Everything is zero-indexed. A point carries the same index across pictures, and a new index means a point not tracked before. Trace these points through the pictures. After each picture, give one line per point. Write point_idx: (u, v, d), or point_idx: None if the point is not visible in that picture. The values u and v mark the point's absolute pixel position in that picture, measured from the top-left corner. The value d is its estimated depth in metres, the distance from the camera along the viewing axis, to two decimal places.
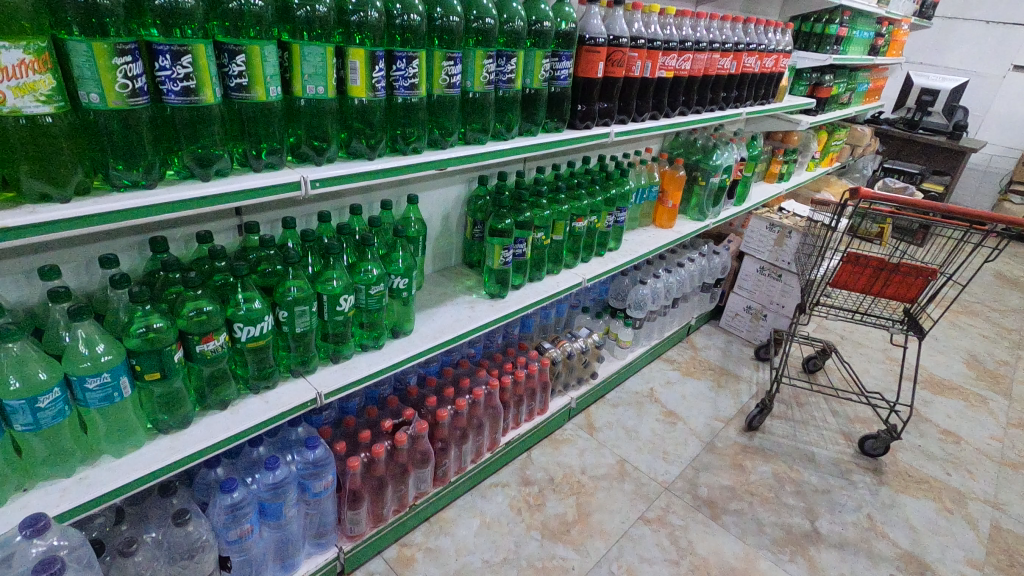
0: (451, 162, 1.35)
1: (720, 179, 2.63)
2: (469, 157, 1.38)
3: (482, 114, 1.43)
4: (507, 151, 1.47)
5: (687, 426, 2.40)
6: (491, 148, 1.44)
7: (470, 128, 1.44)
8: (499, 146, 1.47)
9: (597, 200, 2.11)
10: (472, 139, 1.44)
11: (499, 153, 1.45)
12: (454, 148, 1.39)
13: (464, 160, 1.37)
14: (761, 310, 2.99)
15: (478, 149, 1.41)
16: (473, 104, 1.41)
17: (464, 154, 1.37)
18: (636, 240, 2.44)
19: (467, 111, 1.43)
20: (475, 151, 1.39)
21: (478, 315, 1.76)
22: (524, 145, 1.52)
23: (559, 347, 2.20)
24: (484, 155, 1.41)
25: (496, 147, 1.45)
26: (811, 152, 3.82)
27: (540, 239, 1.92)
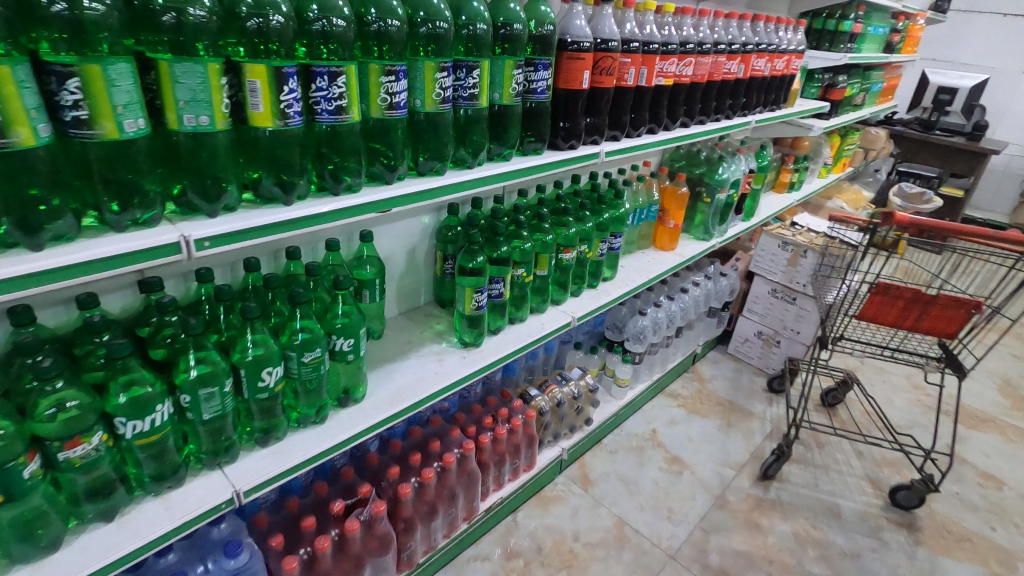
0: (396, 202, 1.09)
1: (726, 195, 2.37)
2: (420, 193, 1.12)
3: (439, 137, 1.16)
4: (469, 183, 1.20)
5: (695, 476, 2.14)
6: (450, 181, 1.17)
7: (422, 157, 1.17)
8: (459, 176, 1.20)
9: (587, 227, 1.83)
10: (427, 169, 1.17)
11: (458, 187, 1.19)
12: (403, 182, 1.12)
13: (414, 197, 1.11)
14: (773, 336, 2.73)
15: (432, 183, 1.15)
16: (426, 126, 1.14)
17: (413, 190, 1.11)
18: (634, 267, 2.18)
19: (419, 135, 1.16)
20: (428, 186, 1.13)
21: (447, 371, 1.49)
22: (493, 174, 1.25)
23: (547, 394, 1.92)
24: (439, 190, 1.16)
25: (457, 180, 1.18)
26: (823, 157, 3.54)
27: (521, 276, 1.65)
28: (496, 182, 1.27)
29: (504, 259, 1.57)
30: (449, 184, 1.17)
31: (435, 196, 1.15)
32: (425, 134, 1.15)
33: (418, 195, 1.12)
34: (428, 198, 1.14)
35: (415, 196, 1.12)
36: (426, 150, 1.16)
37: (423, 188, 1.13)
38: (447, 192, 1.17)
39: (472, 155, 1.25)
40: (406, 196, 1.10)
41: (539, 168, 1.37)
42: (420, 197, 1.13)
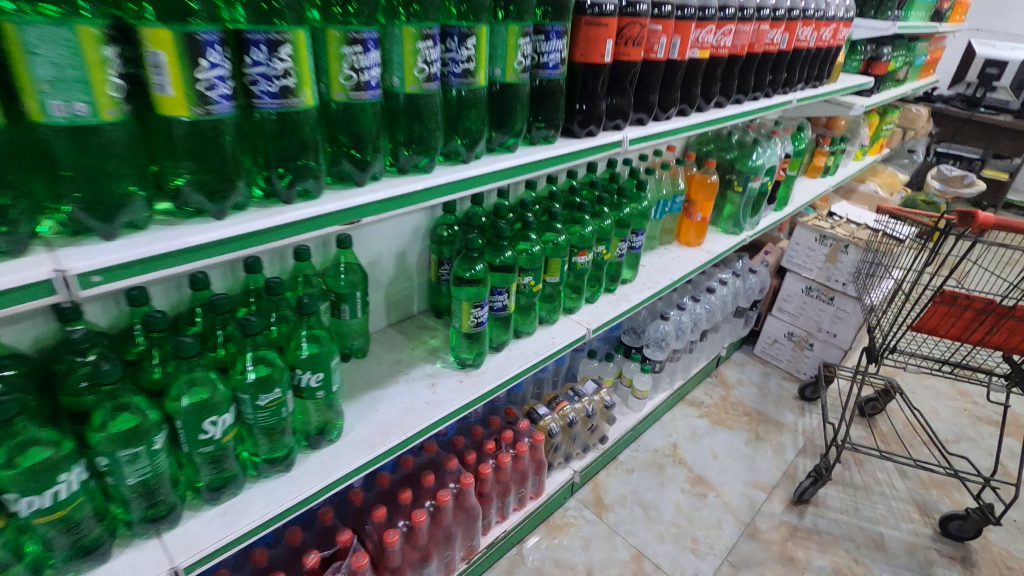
0: (366, 211, 0.86)
1: (761, 184, 2.10)
2: (398, 197, 0.89)
3: (423, 124, 0.91)
4: (461, 182, 0.97)
5: (720, 499, 1.93)
6: (437, 181, 0.94)
7: (403, 149, 0.93)
8: (449, 174, 0.97)
9: (606, 224, 1.58)
10: (408, 166, 0.94)
11: (448, 188, 0.96)
12: (377, 184, 0.89)
13: (390, 204, 0.89)
14: (806, 338, 2.49)
15: (414, 184, 0.91)
16: (407, 111, 0.90)
17: (388, 194, 0.88)
18: (656, 267, 1.95)
19: (399, 122, 0.91)
20: (410, 188, 0.90)
21: (441, 399, 1.27)
22: (492, 170, 1.02)
23: (557, 412, 1.71)
24: (423, 193, 0.93)
25: (447, 180, 0.95)
26: (861, 138, 3.24)
27: (529, 286, 1.41)
28: (498, 180, 1.04)
29: (509, 265, 1.33)
30: (435, 184, 0.94)
31: (419, 201, 0.92)
32: (407, 120, 0.90)
33: (395, 200, 0.89)
34: (408, 203, 0.91)
35: (390, 201, 0.89)
36: (408, 139, 0.92)
37: (402, 190, 0.90)
38: (434, 196, 0.94)
39: (467, 147, 1.01)
40: (380, 201, 0.87)
41: (549, 163, 1.13)
42: (399, 203, 0.90)
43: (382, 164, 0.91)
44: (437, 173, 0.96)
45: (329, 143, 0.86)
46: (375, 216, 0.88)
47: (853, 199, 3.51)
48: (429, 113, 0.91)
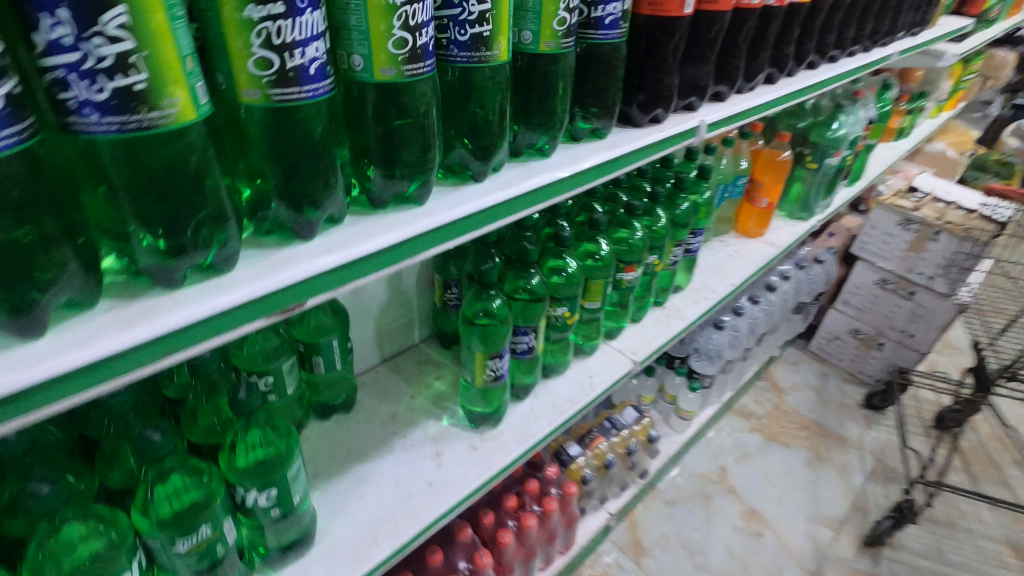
0: (314, 286, 0.52)
1: (841, 159, 1.71)
2: (366, 257, 0.55)
3: (405, 127, 0.56)
4: (467, 220, 0.63)
5: (778, 539, 1.65)
6: (430, 223, 0.59)
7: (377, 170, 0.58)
8: (450, 207, 0.62)
9: (660, 227, 1.22)
10: (389, 196, 0.60)
11: (447, 233, 0.61)
12: (335, 235, 0.55)
13: (352, 269, 0.54)
14: (874, 336, 2.15)
15: (391, 232, 0.57)
16: (378, 108, 0.55)
17: (348, 254, 0.53)
18: (712, 267, 1.60)
19: (368, 125, 0.56)
20: (385, 241, 0.56)
21: (450, 477, 0.96)
22: (517, 194, 0.67)
23: (591, 451, 1.42)
24: (407, 244, 0.58)
25: (446, 220, 0.60)
26: (940, 92, 2.77)
27: (562, 318, 1.07)
28: (523, 210, 0.69)
29: (538, 295, 1.00)
30: (426, 227, 0.59)
31: (401, 259, 0.58)
32: (381, 123, 0.55)
33: (362, 262, 0.55)
34: (383, 265, 0.57)
35: (352, 265, 0.54)
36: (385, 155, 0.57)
37: (371, 245, 0.55)
38: (425, 247, 0.60)
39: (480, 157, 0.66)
40: (336, 267, 0.53)
41: (598, 173, 0.77)
42: (369, 265, 0.56)
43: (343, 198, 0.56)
44: (431, 208, 0.61)
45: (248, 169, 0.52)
46: (329, 291, 0.54)
47: (920, 162, 3.07)
48: (413, 111, 0.55)
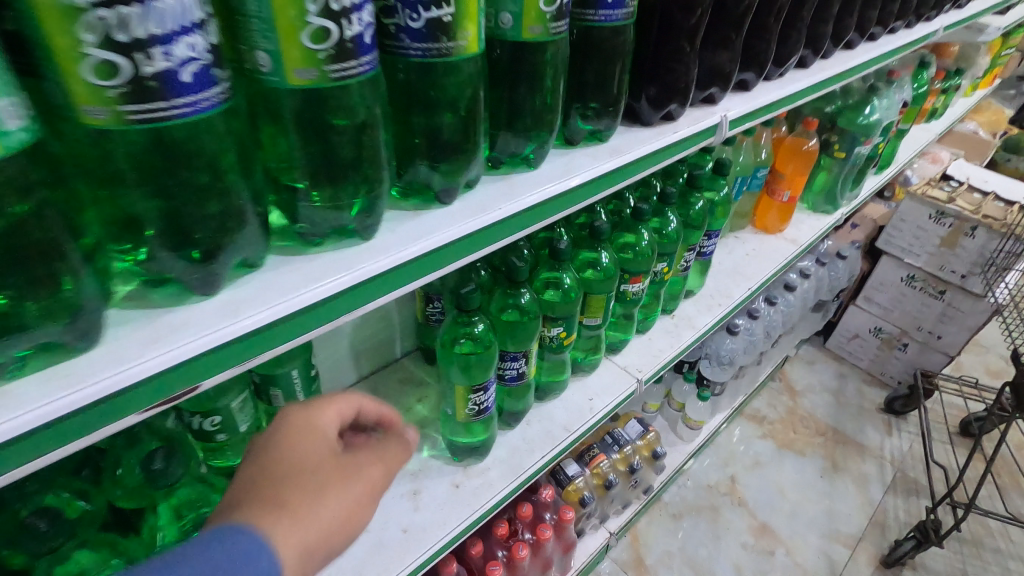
0: (212, 362, 0.40)
1: (872, 148, 1.55)
2: (285, 318, 0.43)
3: (338, 144, 0.43)
4: (424, 260, 0.51)
5: (791, 558, 1.55)
6: (373, 267, 0.47)
7: (303, 200, 0.45)
8: (402, 244, 0.49)
9: (671, 231, 1.08)
10: (322, 230, 0.47)
11: (398, 276, 0.50)
12: (244, 289, 0.43)
13: (264, 335, 0.42)
14: (898, 336, 2.01)
15: (320, 282, 0.45)
16: (298, 119, 0.41)
17: (256, 317, 0.41)
18: (728, 267, 1.46)
19: (287, 142, 0.42)
20: (311, 296, 0.44)
21: (428, 522, 0.86)
22: (493, 220, 0.55)
23: (591, 471, 1.31)
24: (343, 296, 0.46)
25: (396, 263, 0.48)
26: (978, 69, 2.56)
27: (557, 339, 0.94)
28: (497, 241, 0.58)
29: (529, 316, 0.87)
30: (368, 273, 0.47)
31: (335, 315, 0.46)
32: (303, 140, 0.42)
33: (279, 324, 0.43)
34: (311, 324, 0.45)
35: (266, 330, 0.42)
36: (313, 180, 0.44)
37: (290, 302, 0.43)
38: (369, 296, 0.48)
39: (442, 173, 0.53)
40: (241, 335, 0.41)
41: (592, 191, 0.66)
42: (290, 327, 0.44)
43: (259, 242, 0.44)
44: (379, 245, 0.49)
45: (108, 215, 0.37)
46: (235, 365, 0.42)
47: (952, 144, 2.87)
48: (347, 125, 0.42)
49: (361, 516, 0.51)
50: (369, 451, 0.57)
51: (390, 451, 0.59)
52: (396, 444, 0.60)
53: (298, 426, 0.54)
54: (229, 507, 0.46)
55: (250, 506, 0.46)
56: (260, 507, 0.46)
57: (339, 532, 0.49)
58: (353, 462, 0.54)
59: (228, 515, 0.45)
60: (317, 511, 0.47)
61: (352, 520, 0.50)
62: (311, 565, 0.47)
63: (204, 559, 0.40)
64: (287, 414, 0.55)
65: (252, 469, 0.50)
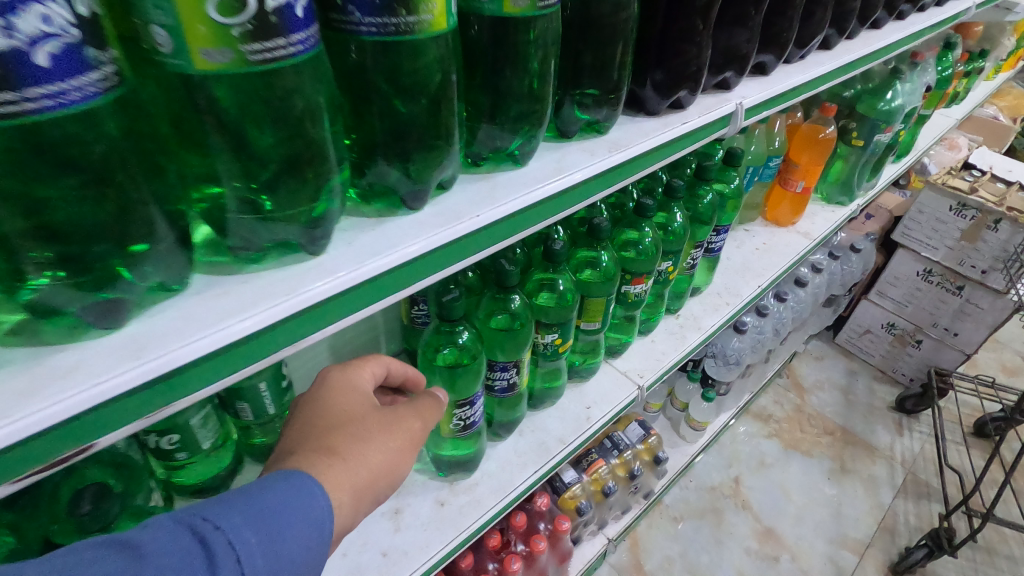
0: (110, 414, 0.33)
1: (892, 136, 1.45)
2: (207, 357, 0.35)
3: (272, 144, 0.35)
4: (384, 280, 0.44)
5: (796, 564, 1.49)
6: (320, 290, 0.39)
7: (232, 209, 0.37)
8: (357, 260, 0.42)
9: (677, 227, 1.00)
10: (255, 246, 0.39)
11: (352, 299, 0.42)
12: (156, 327, 0.35)
13: (180, 379, 0.35)
14: (912, 332, 1.93)
15: (251, 310, 0.37)
16: (217, 111, 0.33)
17: (166, 359, 0.33)
18: (736, 263, 1.38)
19: (206, 140, 0.34)
20: (242, 327, 0.36)
21: (408, 545, 0.79)
22: (465, 231, 0.48)
23: (589, 478, 1.24)
24: (281, 326, 0.38)
25: (349, 283, 0.41)
26: (1002, 51, 2.44)
27: (551, 346, 0.87)
28: (474, 254, 0.51)
29: (520, 324, 0.80)
30: (312, 299, 0.39)
31: (274, 348, 0.39)
32: (227, 138, 0.34)
33: (198, 365, 0.35)
34: (243, 361, 0.37)
35: (182, 373, 0.35)
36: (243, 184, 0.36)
37: (211, 336, 0.35)
38: (317, 325, 0.41)
39: (408, 174, 0.46)
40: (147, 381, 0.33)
41: (586, 193, 0.59)
42: (212, 367, 0.36)
43: (178, 261, 0.36)
44: (330, 262, 0.41)
45: None
46: (144, 416, 0.34)
47: (970, 130, 2.76)
48: (281, 119, 0.34)
49: (403, 463, 0.53)
50: (406, 405, 0.58)
51: (424, 405, 0.60)
52: (428, 398, 0.61)
53: (338, 384, 0.56)
54: (280, 457, 0.48)
55: (303, 453, 0.48)
56: (311, 452, 0.48)
57: (385, 474, 0.51)
58: (392, 414, 0.56)
59: (282, 463, 0.47)
60: (363, 453, 0.50)
61: (395, 465, 0.52)
62: (363, 505, 0.48)
63: (273, 494, 0.41)
64: (327, 374, 0.57)
65: (299, 422, 0.52)
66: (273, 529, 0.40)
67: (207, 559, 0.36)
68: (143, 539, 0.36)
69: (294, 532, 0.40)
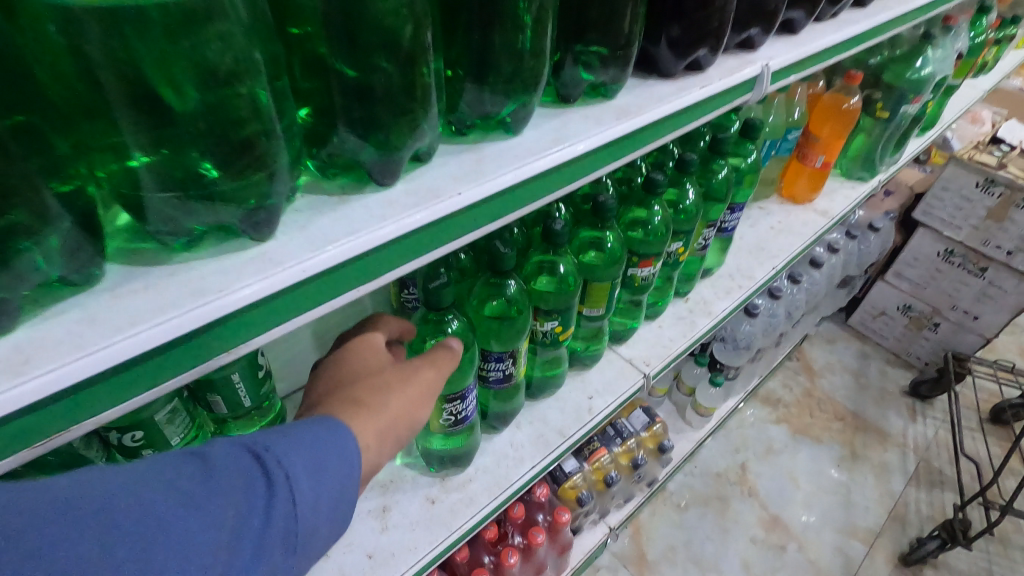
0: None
1: (919, 107, 1.36)
2: (117, 368, 0.29)
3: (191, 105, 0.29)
4: (344, 271, 0.37)
5: (804, 554, 1.45)
6: (259, 287, 0.33)
7: (149, 186, 0.30)
8: (309, 248, 0.36)
9: (689, 206, 0.92)
10: (179, 229, 0.33)
11: (302, 296, 0.36)
12: (56, 326, 0.29)
13: (79, 399, 0.29)
14: (929, 315, 1.86)
15: (168, 312, 0.30)
16: (119, 64, 0.26)
17: (52, 377, 0.27)
18: (749, 243, 1.30)
19: (105, 99, 0.27)
20: (161, 332, 0.30)
21: (397, 545, 0.74)
22: (440, 212, 0.41)
23: (591, 466, 1.19)
24: (210, 330, 0.32)
25: (297, 278, 0.34)
26: None
27: (550, 335, 0.80)
28: (455, 239, 0.44)
29: (515, 311, 0.73)
30: (247, 298, 0.32)
31: (206, 357, 0.32)
32: (129, 95, 0.27)
33: (102, 382, 0.29)
34: (164, 373, 0.31)
35: (82, 390, 0.29)
36: (159, 155, 0.30)
37: (113, 346, 0.29)
38: (260, 327, 0.34)
39: (374, 145, 0.39)
40: (33, 405, 0.27)
41: (588, 167, 0.51)
42: (121, 383, 0.30)
43: (84, 251, 0.31)
44: (276, 251, 0.35)
45: None
46: (36, 444, 0.28)
47: (995, 102, 2.63)
48: (199, 75, 0.28)
49: (422, 412, 0.54)
50: (422, 356, 0.59)
51: (441, 353, 0.60)
52: (444, 345, 0.61)
53: (357, 346, 0.59)
54: (308, 410, 0.51)
55: (330, 404, 0.50)
56: (337, 403, 0.50)
57: (408, 422, 0.52)
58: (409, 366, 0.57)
59: (312, 412, 0.50)
60: (386, 402, 0.51)
61: (415, 412, 0.54)
62: (387, 449, 0.50)
63: (308, 430, 0.41)
64: (348, 340, 0.61)
65: (327, 382, 0.55)
66: (321, 457, 0.39)
67: (265, 478, 0.35)
68: (205, 452, 0.35)
69: (332, 458, 0.39)
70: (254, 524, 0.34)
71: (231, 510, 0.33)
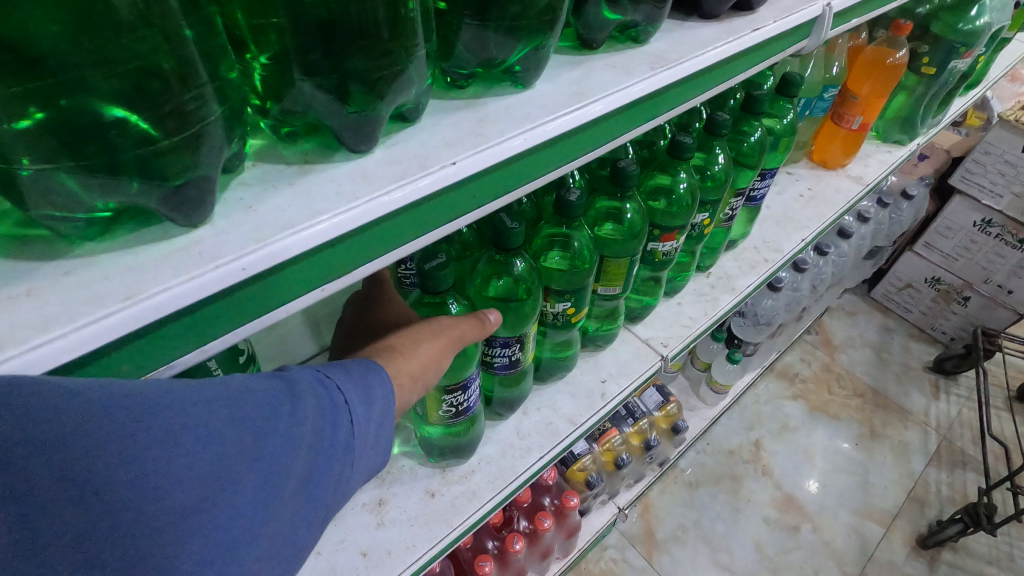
0: None
1: (970, 62, 1.23)
2: None
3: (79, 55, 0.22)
4: (298, 267, 0.30)
5: (818, 536, 1.40)
6: (179, 291, 0.27)
7: (28, 158, 0.23)
8: (254, 237, 0.29)
9: (716, 173, 0.83)
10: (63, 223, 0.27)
11: (238, 300, 0.29)
12: None
13: None
14: (958, 288, 1.76)
15: (50, 331, 0.25)
16: None
17: None
18: (776, 212, 1.20)
19: None
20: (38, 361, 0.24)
21: (393, 545, 0.68)
22: (431, 182, 0.33)
23: (601, 448, 1.14)
24: (118, 344, 0.26)
25: (230, 277, 0.28)
26: None
27: (562, 317, 0.72)
28: (450, 220, 0.36)
29: (523, 292, 0.65)
30: (163, 308, 0.26)
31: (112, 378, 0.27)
32: None
33: None
34: None
35: None
36: (43, 114, 0.22)
37: None
38: (189, 338, 0.28)
39: (347, 101, 0.31)
40: None
41: (613, 129, 0.42)
42: None
43: None
44: (208, 244, 0.29)
45: None
46: None
47: None
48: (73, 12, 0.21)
49: (450, 357, 0.50)
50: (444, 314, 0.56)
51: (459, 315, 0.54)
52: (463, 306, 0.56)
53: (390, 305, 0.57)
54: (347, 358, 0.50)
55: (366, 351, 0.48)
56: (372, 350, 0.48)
57: (434, 370, 0.48)
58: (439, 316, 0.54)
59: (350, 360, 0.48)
60: (416, 345, 0.48)
61: (444, 355, 0.50)
62: (416, 393, 0.47)
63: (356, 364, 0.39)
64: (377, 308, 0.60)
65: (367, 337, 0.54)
66: (376, 391, 0.38)
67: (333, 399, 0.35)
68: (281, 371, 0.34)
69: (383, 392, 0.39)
70: (327, 437, 0.33)
71: (308, 428, 0.32)
